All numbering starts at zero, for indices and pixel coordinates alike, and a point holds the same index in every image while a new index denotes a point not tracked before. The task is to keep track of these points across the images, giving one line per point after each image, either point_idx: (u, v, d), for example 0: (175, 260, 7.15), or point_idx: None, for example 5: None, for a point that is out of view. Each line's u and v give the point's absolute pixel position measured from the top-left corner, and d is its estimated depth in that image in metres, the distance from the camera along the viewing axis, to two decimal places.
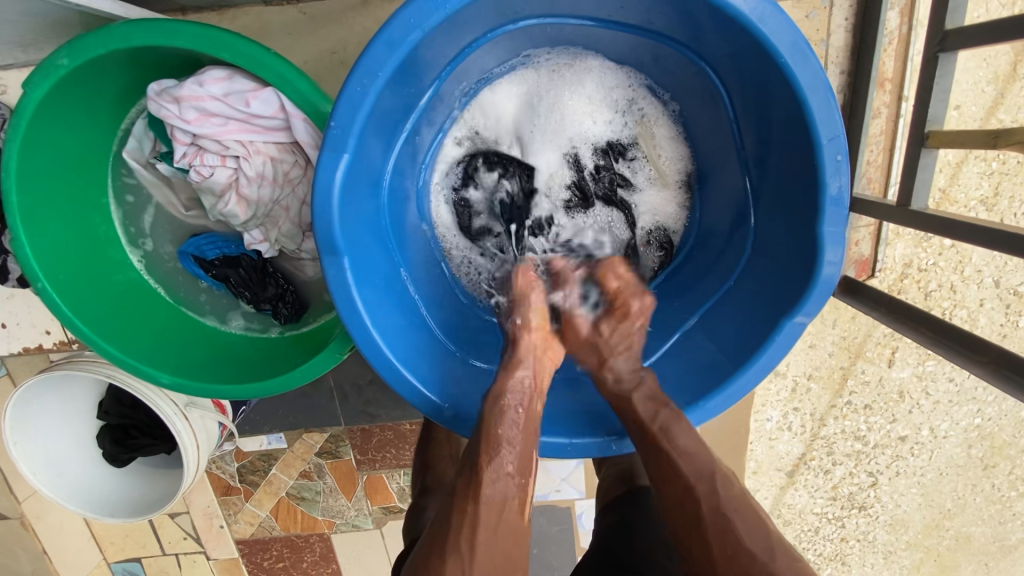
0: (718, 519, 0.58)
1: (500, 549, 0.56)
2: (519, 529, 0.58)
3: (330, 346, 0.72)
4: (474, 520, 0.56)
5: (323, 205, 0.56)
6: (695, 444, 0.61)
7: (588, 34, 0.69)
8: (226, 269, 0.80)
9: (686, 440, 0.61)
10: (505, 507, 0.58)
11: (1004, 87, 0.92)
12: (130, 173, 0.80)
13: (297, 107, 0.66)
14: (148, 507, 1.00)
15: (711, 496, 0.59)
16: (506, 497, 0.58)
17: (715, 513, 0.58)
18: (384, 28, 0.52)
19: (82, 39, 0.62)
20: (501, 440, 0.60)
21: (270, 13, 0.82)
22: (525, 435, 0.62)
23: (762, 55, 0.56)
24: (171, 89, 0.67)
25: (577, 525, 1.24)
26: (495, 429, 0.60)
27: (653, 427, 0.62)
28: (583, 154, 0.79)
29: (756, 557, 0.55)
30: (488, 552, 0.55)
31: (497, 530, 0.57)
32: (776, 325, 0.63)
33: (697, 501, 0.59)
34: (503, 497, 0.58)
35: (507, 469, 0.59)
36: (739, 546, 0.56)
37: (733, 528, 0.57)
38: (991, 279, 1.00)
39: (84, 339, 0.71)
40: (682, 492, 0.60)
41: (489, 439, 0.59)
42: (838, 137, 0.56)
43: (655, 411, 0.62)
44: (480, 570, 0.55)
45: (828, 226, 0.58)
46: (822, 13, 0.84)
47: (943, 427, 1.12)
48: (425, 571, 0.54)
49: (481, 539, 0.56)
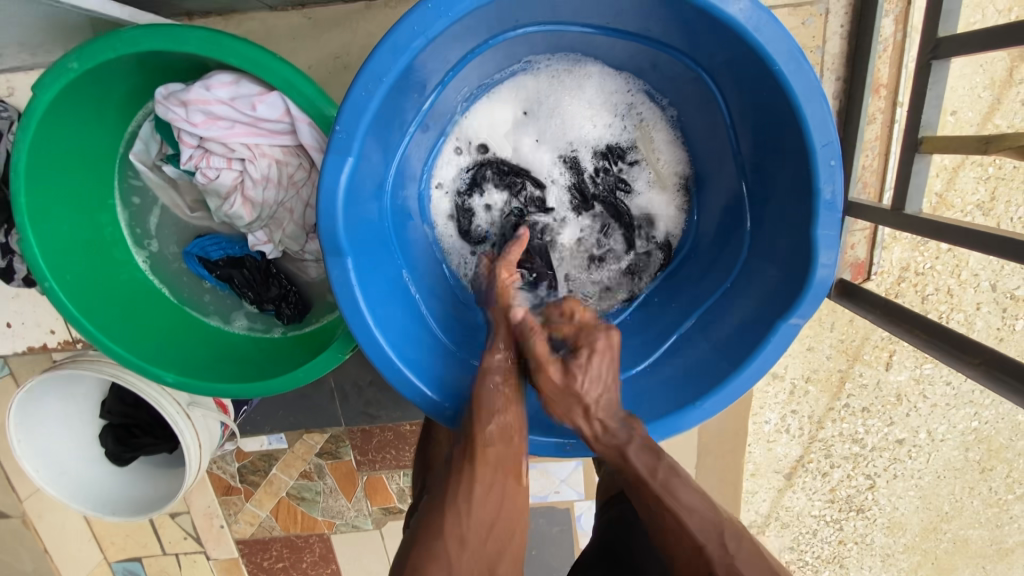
0: (727, 572, 0.54)
1: (495, 503, 0.63)
2: (513, 489, 0.65)
3: (333, 345, 0.73)
4: (472, 478, 0.64)
5: (328, 208, 0.57)
6: (701, 503, 0.60)
7: (588, 41, 0.71)
8: (230, 269, 0.81)
9: (692, 497, 0.61)
10: (498, 469, 0.64)
11: (999, 93, 0.93)
12: (137, 175, 0.81)
13: (302, 111, 0.68)
14: (150, 505, 1.01)
15: (721, 552, 0.56)
16: (499, 460, 0.65)
17: (725, 570, 0.54)
18: (389, 35, 0.53)
19: (92, 43, 0.63)
20: (492, 410, 0.65)
21: (274, 18, 0.83)
22: (513, 405, 0.66)
23: (757, 63, 0.58)
24: (179, 93, 0.69)
25: (576, 526, 1.25)
26: (487, 413, 0.65)
27: (654, 483, 0.62)
28: (583, 157, 0.80)
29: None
30: (484, 504, 0.63)
31: (492, 489, 0.64)
32: (771, 326, 0.64)
33: (705, 557, 0.56)
34: (496, 459, 0.65)
35: (499, 435, 0.65)
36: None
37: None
38: (988, 283, 1.01)
39: (90, 337, 0.72)
40: (690, 552, 0.57)
41: (483, 412, 0.65)
42: (832, 142, 0.57)
43: (654, 466, 0.62)
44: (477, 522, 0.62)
45: (822, 229, 0.60)
46: (818, 20, 0.86)
47: (940, 430, 1.13)
48: (428, 523, 0.62)
49: (476, 496, 0.63)
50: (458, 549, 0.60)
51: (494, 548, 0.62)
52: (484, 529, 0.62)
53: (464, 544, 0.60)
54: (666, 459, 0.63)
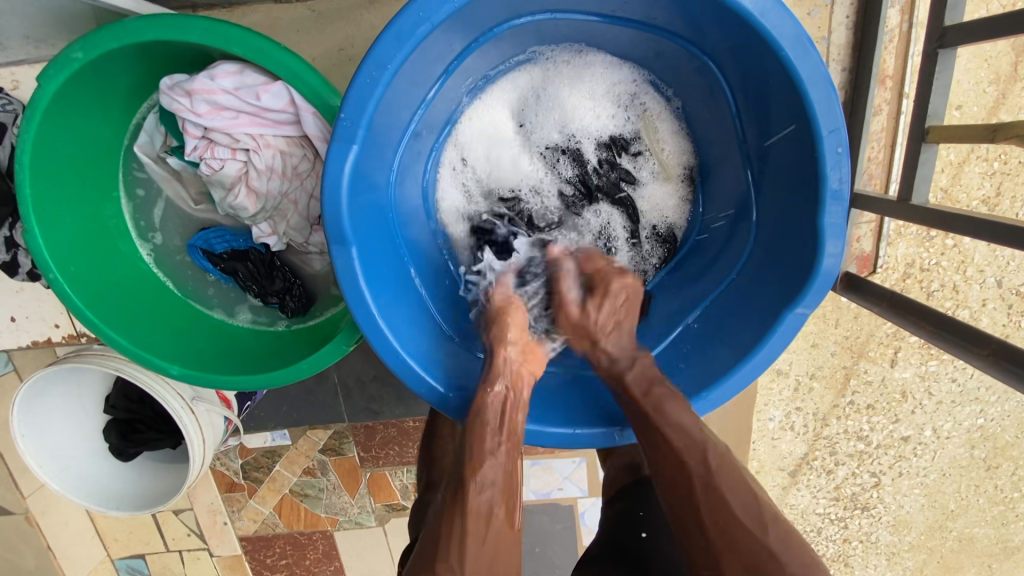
0: (711, 493, 0.58)
1: (491, 553, 0.58)
2: (507, 536, 0.60)
3: (337, 337, 0.72)
4: (463, 531, 0.58)
5: (332, 195, 0.57)
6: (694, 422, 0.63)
7: (592, 29, 0.70)
8: (234, 262, 0.81)
9: (686, 415, 0.63)
10: (491, 517, 0.60)
11: (1005, 88, 0.93)
12: (141, 168, 0.82)
13: (306, 101, 0.68)
14: (154, 500, 1.00)
15: (702, 471, 0.59)
16: (493, 508, 0.61)
17: (706, 489, 0.59)
18: (393, 22, 0.53)
19: (96, 33, 0.63)
20: (486, 452, 0.63)
21: (279, 10, 0.83)
22: (510, 447, 0.64)
23: (764, 50, 0.57)
24: (183, 83, 0.69)
25: (579, 524, 1.25)
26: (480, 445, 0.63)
27: (646, 404, 0.63)
28: (586, 148, 0.80)
29: (748, 530, 0.56)
30: (477, 561, 0.57)
31: (487, 537, 0.59)
32: (776, 317, 0.64)
33: (690, 478, 0.60)
34: (490, 509, 0.60)
35: (495, 475, 0.62)
36: (731, 522, 0.56)
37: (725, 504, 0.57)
38: (993, 279, 1.01)
39: (93, 329, 0.72)
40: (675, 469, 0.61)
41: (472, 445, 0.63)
42: (838, 129, 0.57)
43: (648, 390, 0.64)
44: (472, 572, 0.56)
45: (828, 218, 0.59)
46: (823, 11, 0.85)
47: (945, 428, 1.12)
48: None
49: (470, 549, 0.57)
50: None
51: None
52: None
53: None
54: (663, 384, 0.65)
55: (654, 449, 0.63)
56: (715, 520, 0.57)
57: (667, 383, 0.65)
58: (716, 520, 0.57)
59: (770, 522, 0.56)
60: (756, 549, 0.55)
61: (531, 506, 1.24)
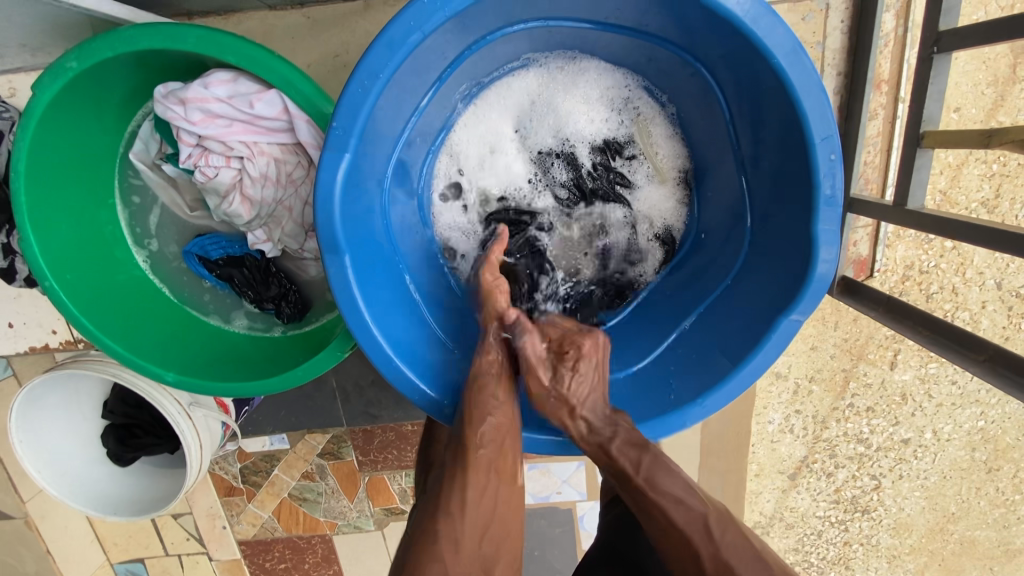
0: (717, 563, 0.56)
1: (491, 504, 0.62)
2: (507, 489, 0.64)
3: (332, 344, 0.72)
4: (463, 483, 0.62)
5: (325, 204, 0.57)
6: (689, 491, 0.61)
7: (584, 36, 0.70)
8: (230, 268, 0.81)
9: (675, 491, 0.61)
10: (492, 471, 0.63)
11: (1003, 90, 0.92)
12: (137, 175, 0.82)
13: (300, 109, 0.68)
14: (152, 505, 1.00)
15: (707, 543, 0.57)
16: (495, 461, 0.64)
17: (714, 562, 0.57)
18: (385, 31, 0.53)
19: (90, 42, 0.63)
20: (487, 413, 0.64)
21: (274, 17, 0.83)
22: (510, 406, 0.66)
23: (756, 57, 0.57)
24: (178, 91, 0.69)
25: (579, 527, 1.25)
26: (479, 406, 0.64)
27: (638, 479, 0.62)
28: (580, 153, 0.80)
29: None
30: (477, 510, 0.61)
31: (485, 491, 0.62)
32: (771, 323, 0.63)
33: (694, 550, 0.58)
34: (490, 461, 0.63)
35: (493, 436, 0.64)
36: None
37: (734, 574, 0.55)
38: (993, 281, 1.00)
39: (89, 336, 0.72)
40: (681, 545, 0.59)
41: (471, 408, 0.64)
42: (831, 136, 0.57)
43: (637, 461, 0.63)
44: (472, 525, 0.60)
45: (822, 225, 0.59)
46: (818, 16, 0.85)
47: (946, 430, 1.12)
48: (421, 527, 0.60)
49: (469, 500, 0.61)
50: (452, 554, 0.58)
51: (487, 552, 0.60)
52: (481, 533, 0.61)
53: (459, 548, 0.59)
54: (651, 451, 0.63)
55: (654, 523, 0.61)
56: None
57: (651, 449, 0.64)
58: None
59: None
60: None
61: (530, 510, 1.24)
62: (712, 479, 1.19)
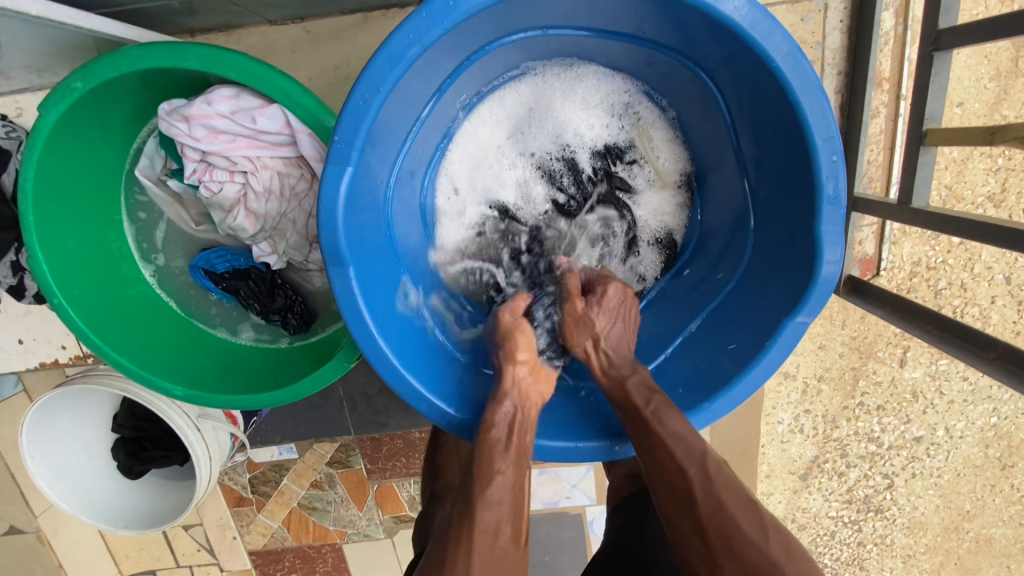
0: (710, 499, 0.56)
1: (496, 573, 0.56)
2: (513, 554, 0.58)
3: (338, 354, 0.72)
4: (470, 547, 0.56)
5: (328, 217, 0.57)
6: (690, 432, 0.61)
7: (582, 43, 0.71)
8: (235, 281, 0.82)
9: (684, 421, 0.62)
10: (496, 535, 0.58)
11: (1007, 83, 0.92)
12: (142, 191, 0.83)
13: (302, 123, 0.69)
14: (162, 518, 1.01)
15: (701, 478, 0.57)
16: (503, 524, 0.59)
17: (706, 497, 0.56)
18: (384, 44, 0.53)
19: (95, 62, 0.64)
20: (493, 470, 0.61)
21: (275, 32, 0.84)
22: (518, 462, 0.63)
23: (756, 60, 0.57)
24: (180, 108, 0.70)
25: (588, 532, 1.24)
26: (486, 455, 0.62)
27: (645, 411, 0.63)
28: (581, 158, 0.81)
29: (748, 538, 0.53)
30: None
31: (494, 554, 0.57)
32: (778, 325, 0.63)
33: (689, 483, 0.57)
34: (497, 526, 0.59)
35: (504, 493, 0.61)
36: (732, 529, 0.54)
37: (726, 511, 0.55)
38: (1002, 276, 0.99)
39: (99, 353, 0.73)
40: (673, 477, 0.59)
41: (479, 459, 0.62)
42: (832, 137, 0.57)
43: (648, 397, 0.64)
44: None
45: (826, 226, 0.59)
46: (817, 16, 0.85)
47: (958, 427, 1.11)
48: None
49: (476, 565, 0.56)
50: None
51: None
52: None
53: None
54: (661, 394, 0.65)
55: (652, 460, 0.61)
56: (714, 524, 0.55)
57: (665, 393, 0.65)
58: (715, 523, 0.55)
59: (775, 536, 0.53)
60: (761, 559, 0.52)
61: (540, 516, 1.24)
62: None
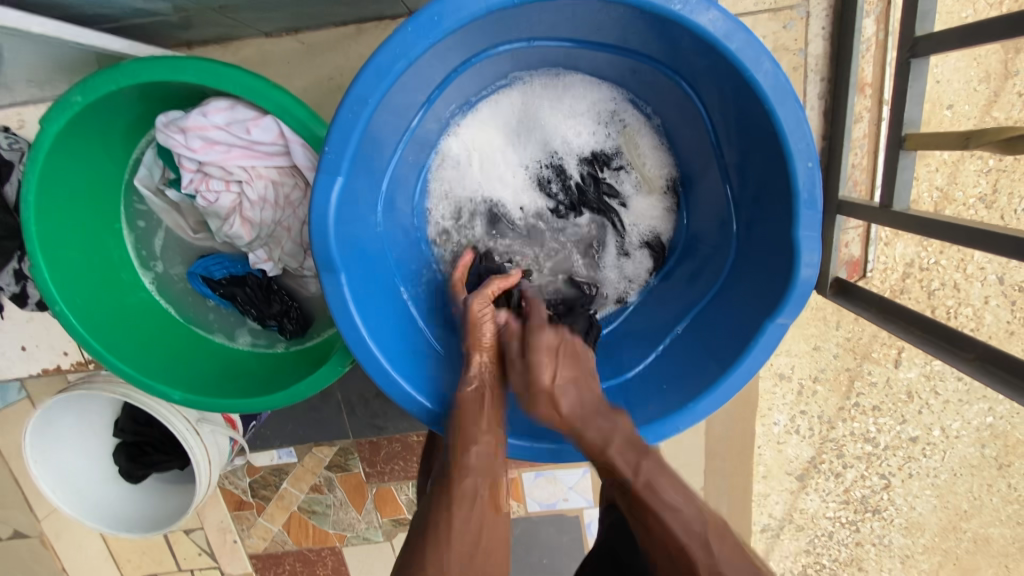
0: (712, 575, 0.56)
1: (476, 527, 0.61)
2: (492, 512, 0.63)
3: (333, 358, 0.74)
4: (451, 506, 0.62)
5: (320, 225, 0.59)
6: (685, 504, 0.61)
7: (566, 54, 0.73)
8: (233, 287, 0.84)
9: (675, 501, 0.61)
10: (475, 495, 0.63)
11: (997, 86, 0.93)
12: (141, 201, 0.85)
13: (295, 133, 0.71)
14: (163, 521, 1.02)
15: (703, 555, 0.57)
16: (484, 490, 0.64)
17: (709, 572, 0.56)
18: (372, 59, 0.55)
19: (95, 77, 0.66)
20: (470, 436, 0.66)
21: (270, 44, 0.87)
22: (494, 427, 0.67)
23: (731, 70, 0.59)
24: (177, 120, 0.72)
25: (586, 534, 1.26)
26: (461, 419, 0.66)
27: (638, 482, 0.62)
28: (569, 164, 0.82)
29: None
30: (464, 530, 0.60)
31: (473, 512, 0.62)
32: (759, 326, 0.65)
33: (689, 560, 0.58)
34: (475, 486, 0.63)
35: (480, 457, 0.65)
36: None
37: None
38: (995, 276, 1.01)
39: (99, 357, 0.75)
40: (676, 554, 0.59)
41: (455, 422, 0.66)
42: (807, 144, 0.59)
43: (637, 465, 0.63)
44: (462, 540, 0.59)
45: (804, 230, 0.61)
46: (799, 24, 0.87)
47: (954, 427, 1.12)
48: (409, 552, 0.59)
49: (456, 523, 0.60)
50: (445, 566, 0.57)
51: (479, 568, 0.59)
52: (468, 553, 0.59)
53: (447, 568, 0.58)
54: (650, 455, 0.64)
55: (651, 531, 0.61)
56: None
57: (651, 454, 0.64)
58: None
59: None
60: None
61: (539, 518, 1.25)
62: (719, 482, 1.20)
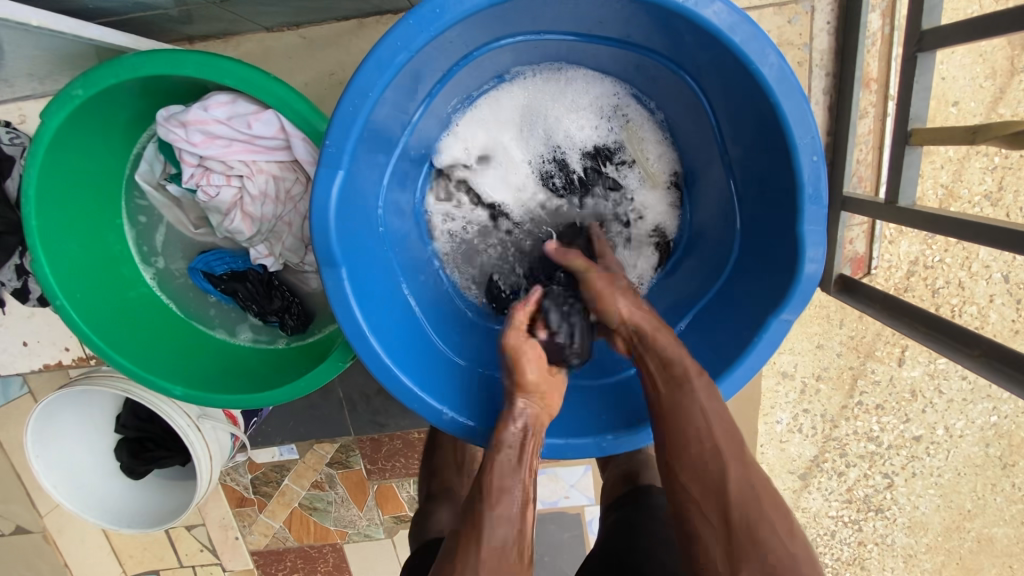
0: (742, 485, 0.57)
1: None
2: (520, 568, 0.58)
3: (333, 355, 0.74)
4: (477, 561, 0.57)
5: (320, 219, 0.59)
6: (728, 412, 0.61)
7: (569, 48, 0.72)
8: (234, 283, 0.83)
9: (722, 406, 0.61)
10: (504, 551, 0.58)
11: (1003, 82, 0.93)
12: (143, 196, 0.85)
13: (296, 128, 0.71)
14: (164, 518, 1.02)
15: (736, 462, 0.58)
16: (509, 545, 0.59)
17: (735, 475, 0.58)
18: (373, 51, 0.55)
19: (95, 70, 0.66)
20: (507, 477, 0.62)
21: (271, 39, 0.86)
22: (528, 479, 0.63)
23: (735, 63, 0.58)
24: (178, 115, 0.72)
25: (588, 532, 1.25)
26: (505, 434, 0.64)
27: (694, 381, 0.62)
28: (571, 159, 0.82)
29: (775, 532, 0.55)
30: None
31: (501, 569, 0.57)
32: (762, 324, 0.64)
33: (721, 464, 0.58)
34: (504, 541, 0.59)
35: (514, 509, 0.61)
36: (752, 500, 0.56)
37: (756, 497, 0.57)
38: (1000, 274, 1.00)
39: (100, 353, 0.75)
40: (704, 451, 0.59)
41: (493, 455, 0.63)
42: (813, 138, 0.58)
43: (697, 369, 0.63)
44: None
45: (808, 225, 0.60)
46: (804, 18, 0.87)
47: (958, 426, 1.12)
48: None
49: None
50: None
51: None
52: None
53: None
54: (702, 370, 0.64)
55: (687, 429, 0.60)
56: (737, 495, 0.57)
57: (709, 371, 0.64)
58: (743, 510, 0.56)
59: (789, 518, 0.57)
60: (779, 553, 0.54)
61: (540, 516, 1.25)
62: None
